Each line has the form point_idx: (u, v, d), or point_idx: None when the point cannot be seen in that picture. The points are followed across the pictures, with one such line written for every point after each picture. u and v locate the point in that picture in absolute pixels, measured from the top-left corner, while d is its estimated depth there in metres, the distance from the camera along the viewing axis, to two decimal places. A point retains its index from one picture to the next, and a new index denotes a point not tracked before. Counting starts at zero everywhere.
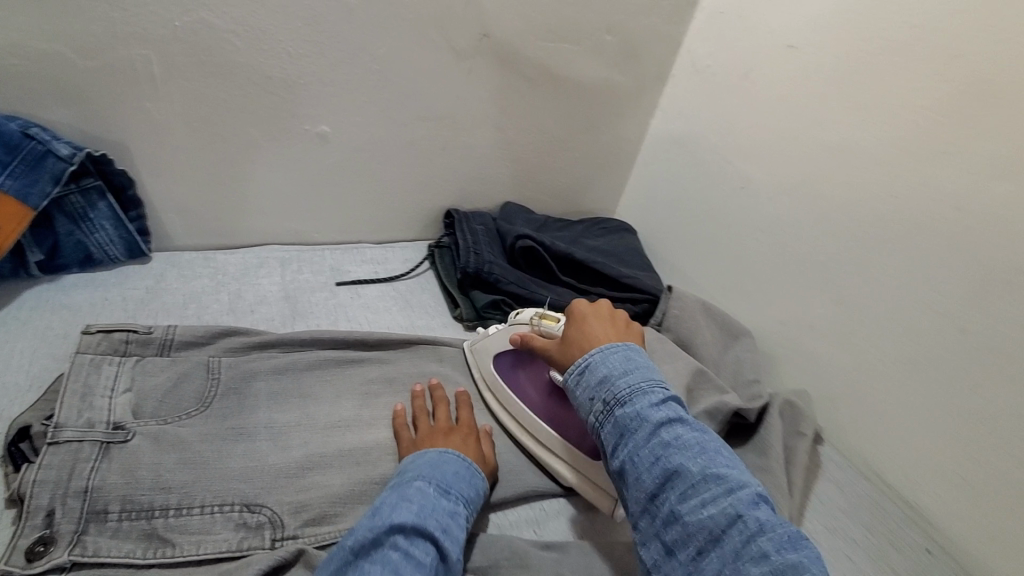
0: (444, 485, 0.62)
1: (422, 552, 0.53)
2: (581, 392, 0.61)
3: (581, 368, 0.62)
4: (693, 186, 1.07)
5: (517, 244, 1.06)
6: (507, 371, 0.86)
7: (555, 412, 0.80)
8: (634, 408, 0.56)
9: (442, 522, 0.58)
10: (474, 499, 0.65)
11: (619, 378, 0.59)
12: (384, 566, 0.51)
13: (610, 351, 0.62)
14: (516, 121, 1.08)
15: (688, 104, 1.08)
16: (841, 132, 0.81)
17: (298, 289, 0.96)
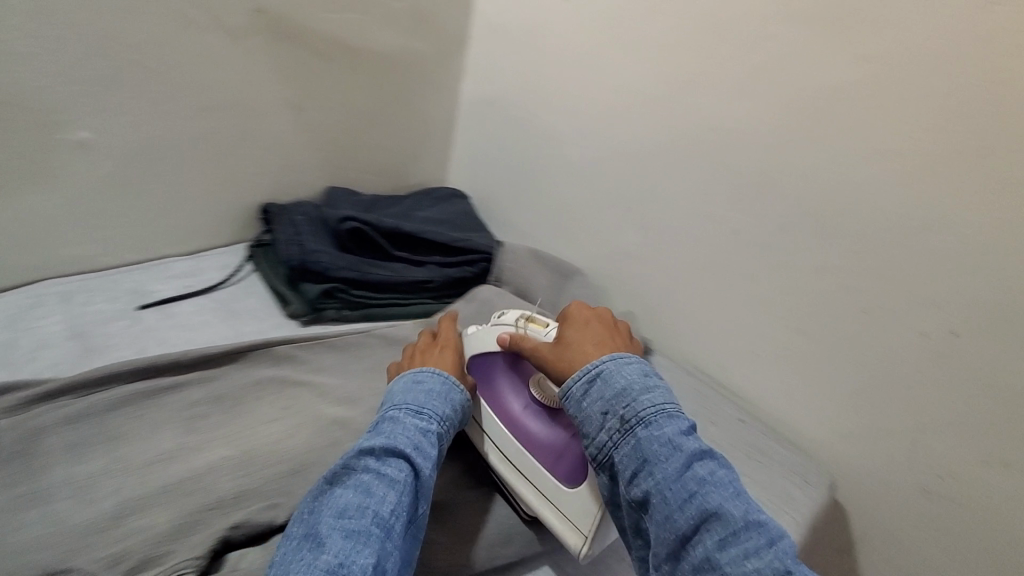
0: (416, 406, 0.59)
1: (393, 469, 0.52)
2: (594, 404, 0.55)
3: (591, 376, 0.56)
4: (519, 145, 1.04)
5: (342, 224, 0.84)
6: (492, 380, 0.70)
7: (537, 435, 0.64)
8: (658, 430, 0.51)
9: (413, 440, 0.55)
10: (451, 415, 0.61)
11: (640, 397, 0.54)
12: (353, 491, 0.50)
13: (625, 361, 0.57)
14: (317, 101, 0.95)
15: (492, 63, 1.05)
16: (623, 78, 0.87)
17: (89, 325, 0.73)
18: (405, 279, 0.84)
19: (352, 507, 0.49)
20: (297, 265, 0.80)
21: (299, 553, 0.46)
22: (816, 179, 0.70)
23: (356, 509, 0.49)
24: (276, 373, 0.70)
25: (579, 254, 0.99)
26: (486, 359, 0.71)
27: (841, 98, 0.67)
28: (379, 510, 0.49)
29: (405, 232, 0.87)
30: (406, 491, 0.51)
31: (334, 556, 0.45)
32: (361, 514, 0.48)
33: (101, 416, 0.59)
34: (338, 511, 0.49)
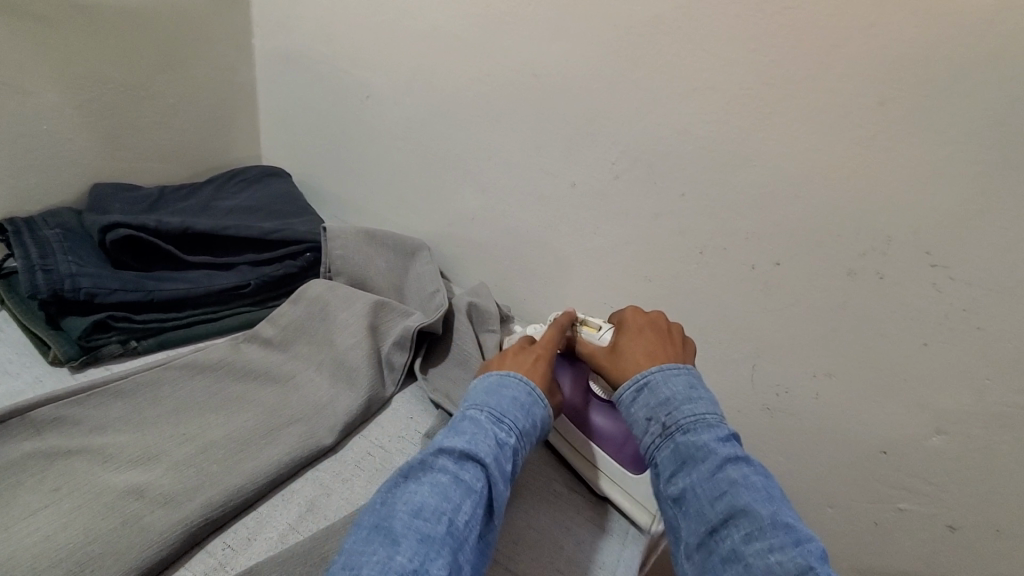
0: (497, 413, 0.51)
1: (471, 475, 0.44)
2: (639, 410, 0.52)
3: (638, 384, 0.53)
4: (334, 107, 0.90)
5: (107, 233, 0.66)
6: None
7: (602, 427, 0.64)
8: (698, 437, 0.47)
9: (494, 448, 0.47)
10: (533, 431, 0.52)
11: (684, 406, 0.49)
12: (431, 490, 0.42)
13: (674, 370, 0.52)
14: (48, 76, 0.72)
15: (281, 10, 0.88)
16: (430, 20, 0.76)
17: None
18: (211, 289, 0.70)
19: (428, 509, 0.41)
20: (47, 297, 0.61)
21: (364, 551, 0.39)
22: (640, 123, 0.67)
23: (433, 512, 0.41)
24: (36, 446, 0.54)
25: (422, 226, 0.90)
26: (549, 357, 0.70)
27: (654, 34, 0.63)
28: (455, 519, 0.41)
29: (200, 232, 0.71)
30: (483, 504, 0.44)
31: (408, 561, 0.38)
32: (438, 519, 0.40)
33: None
34: (413, 510, 0.41)
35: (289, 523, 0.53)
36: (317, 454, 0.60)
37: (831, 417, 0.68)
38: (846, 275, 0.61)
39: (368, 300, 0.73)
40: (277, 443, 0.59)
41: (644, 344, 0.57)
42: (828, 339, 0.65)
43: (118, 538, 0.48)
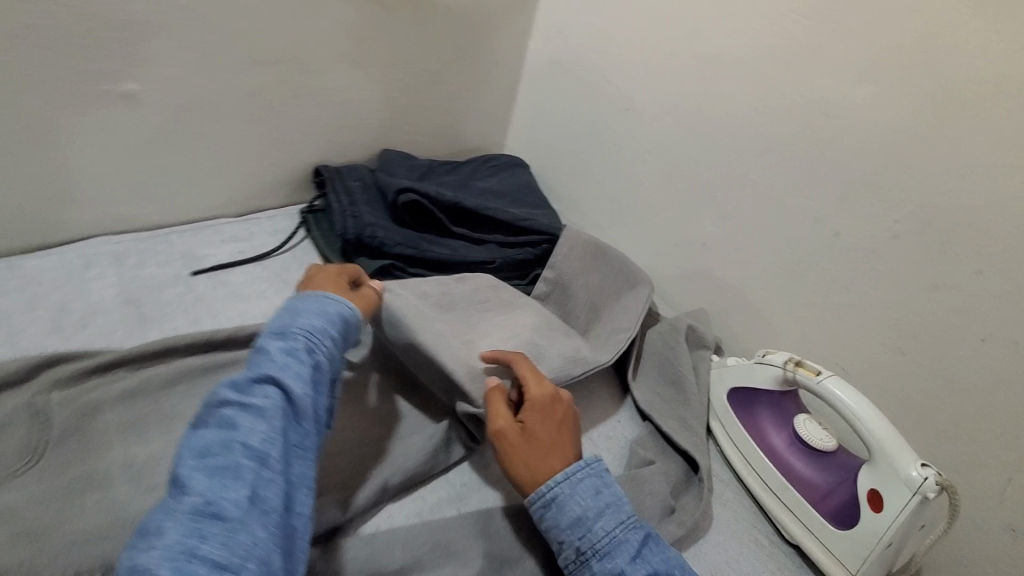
0: (279, 328, 0.48)
1: (259, 396, 0.42)
2: (550, 531, 0.49)
3: (546, 501, 0.49)
4: (588, 113, 0.95)
5: (399, 195, 0.79)
6: (759, 408, 0.66)
7: (804, 474, 0.60)
8: (614, 562, 0.46)
9: (279, 360, 0.45)
10: (325, 329, 0.49)
11: (593, 527, 0.47)
12: (216, 427, 0.40)
13: (579, 478, 0.49)
14: (376, 56, 0.86)
15: (564, 18, 0.94)
16: (717, 44, 0.77)
17: (140, 289, 0.69)
18: (464, 260, 0.79)
19: (214, 444, 0.39)
20: (352, 239, 0.76)
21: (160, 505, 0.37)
22: (944, 186, 0.61)
23: (220, 444, 0.39)
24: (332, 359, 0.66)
25: (645, 239, 0.92)
26: (750, 390, 0.67)
27: (995, 94, 0.57)
28: (248, 441, 0.39)
29: (465, 208, 0.81)
30: (278, 417, 0.42)
31: (202, 496, 0.36)
32: (225, 449, 0.39)
33: (153, 395, 0.57)
34: (198, 452, 0.39)
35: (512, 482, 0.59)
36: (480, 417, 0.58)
37: None
38: None
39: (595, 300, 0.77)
40: None
41: (562, 432, 0.53)
42: None
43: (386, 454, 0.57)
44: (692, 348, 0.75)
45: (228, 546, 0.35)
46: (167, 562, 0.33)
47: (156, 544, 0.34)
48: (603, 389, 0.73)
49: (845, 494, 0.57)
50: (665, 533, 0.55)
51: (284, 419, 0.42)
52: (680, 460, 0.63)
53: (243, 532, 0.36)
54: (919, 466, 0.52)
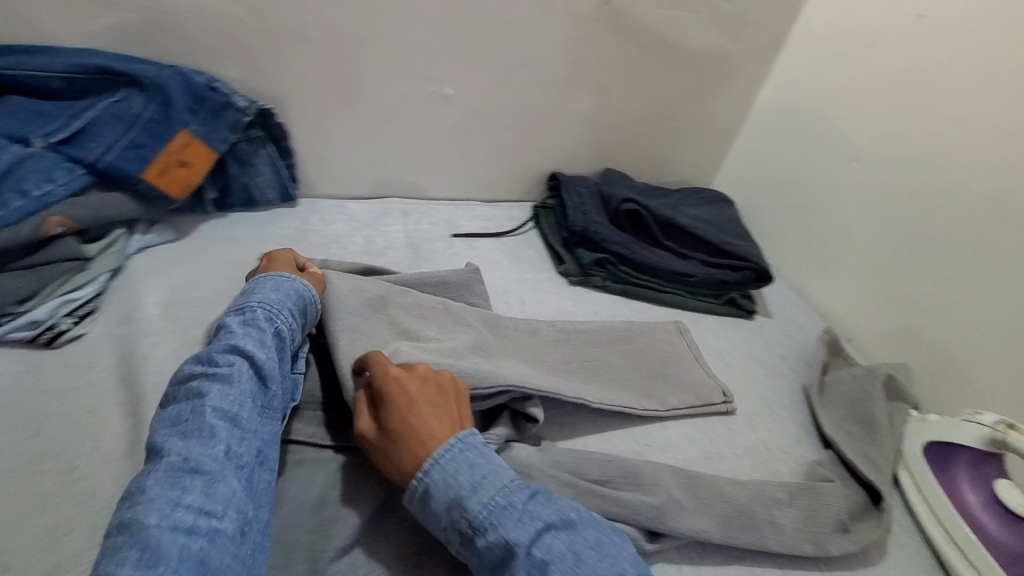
0: (238, 308, 0.56)
1: (225, 365, 0.50)
2: (433, 525, 0.47)
3: (418, 496, 0.47)
4: (810, 161, 0.99)
5: (622, 203, 0.92)
6: (952, 461, 0.65)
7: (997, 535, 0.59)
8: (498, 533, 0.44)
9: (240, 335, 0.53)
10: (278, 306, 0.57)
11: (464, 504, 0.45)
12: (186, 398, 0.48)
13: (436, 462, 0.47)
14: (625, 88, 1.02)
15: (802, 74, 1.01)
16: (971, 107, 0.77)
17: (419, 238, 0.92)
18: (667, 268, 0.89)
19: (185, 411, 0.47)
20: (577, 232, 0.90)
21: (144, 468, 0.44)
22: None
23: (189, 411, 0.47)
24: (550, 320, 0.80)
25: (853, 289, 0.93)
26: (948, 444, 0.65)
27: None
28: (215, 404, 0.47)
29: (677, 224, 0.91)
30: (241, 381, 0.49)
31: (177, 455, 0.43)
32: (194, 412, 0.46)
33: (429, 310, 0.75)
34: (171, 420, 0.46)
35: (690, 456, 0.66)
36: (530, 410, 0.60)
37: None
38: None
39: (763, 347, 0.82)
40: (692, 398, 0.72)
41: (431, 419, 0.50)
42: None
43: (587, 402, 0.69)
44: (889, 397, 0.74)
45: (209, 494, 0.42)
46: (154, 511, 0.40)
47: (142, 500, 0.40)
48: (786, 411, 0.76)
49: None
50: (836, 543, 0.58)
51: (250, 384, 0.50)
52: (860, 490, 0.64)
53: (221, 482, 0.43)
54: None
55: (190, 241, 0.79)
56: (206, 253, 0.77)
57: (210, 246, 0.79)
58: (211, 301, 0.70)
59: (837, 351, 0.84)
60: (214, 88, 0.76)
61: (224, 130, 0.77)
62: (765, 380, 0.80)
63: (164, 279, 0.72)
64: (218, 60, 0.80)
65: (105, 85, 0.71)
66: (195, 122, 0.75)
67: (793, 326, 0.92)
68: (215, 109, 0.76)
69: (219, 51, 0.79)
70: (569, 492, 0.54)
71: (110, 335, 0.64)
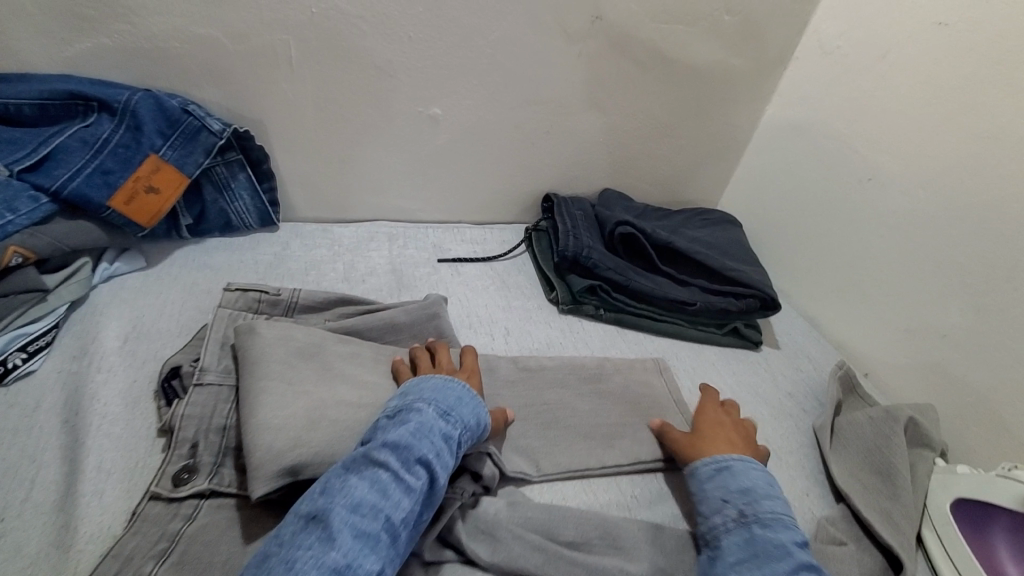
0: (443, 408, 0.54)
1: (412, 474, 0.47)
2: (712, 488, 0.55)
3: (720, 466, 0.56)
4: (823, 181, 0.92)
5: (618, 227, 0.86)
6: (988, 522, 0.57)
7: None
8: (774, 533, 0.49)
9: (436, 445, 0.50)
10: (473, 428, 0.55)
11: (761, 500, 0.53)
12: (370, 486, 0.45)
13: (754, 466, 0.56)
14: (623, 106, 0.97)
15: (813, 88, 0.95)
16: (1001, 122, 0.70)
17: (403, 263, 0.88)
18: (665, 296, 0.82)
19: (365, 504, 0.44)
20: (569, 256, 0.84)
21: (300, 542, 0.41)
22: None
23: (369, 509, 0.44)
24: (533, 354, 0.75)
25: (870, 319, 0.85)
26: (983, 502, 0.58)
27: None
28: (391, 516, 0.44)
29: (675, 249, 0.85)
30: (419, 501, 0.47)
31: (344, 556, 0.41)
32: (374, 515, 0.44)
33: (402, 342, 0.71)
34: (351, 504, 0.44)
35: (682, 511, 0.60)
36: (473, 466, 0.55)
37: None
38: None
39: (761, 383, 0.79)
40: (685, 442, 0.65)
41: (718, 436, 0.62)
42: None
43: (569, 446, 0.63)
44: (910, 444, 0.67)
45: None
46: None
47: None
48: (793, 456, 0.69)
49: None
50: None
51: (422, 504, 0.47)
52: (878, 555, 0.57)
53: None
54: None
55: (162, 270, 0.76)
56: (176, 282, 0.74)
57: (181, 275, 0.76)
58: (174, 335, 0.67)
59: (851, 389, 0.77)
60: (187, 111, 0.74)
61: (197, 154, 0.74)
62: (770, 421, 0.73)
63: (127, 310, 0.69)
64: (192, 84, 0.77)
65: (76, 110, 0.69)
66: (166, 147, 0.72)
67: (804, 358, 0.85)
68: (188, 133, 0.73)
69: (194, 74, 0.76)
70: (539, 556, 0.49)
71: (61, 371, 0.60)
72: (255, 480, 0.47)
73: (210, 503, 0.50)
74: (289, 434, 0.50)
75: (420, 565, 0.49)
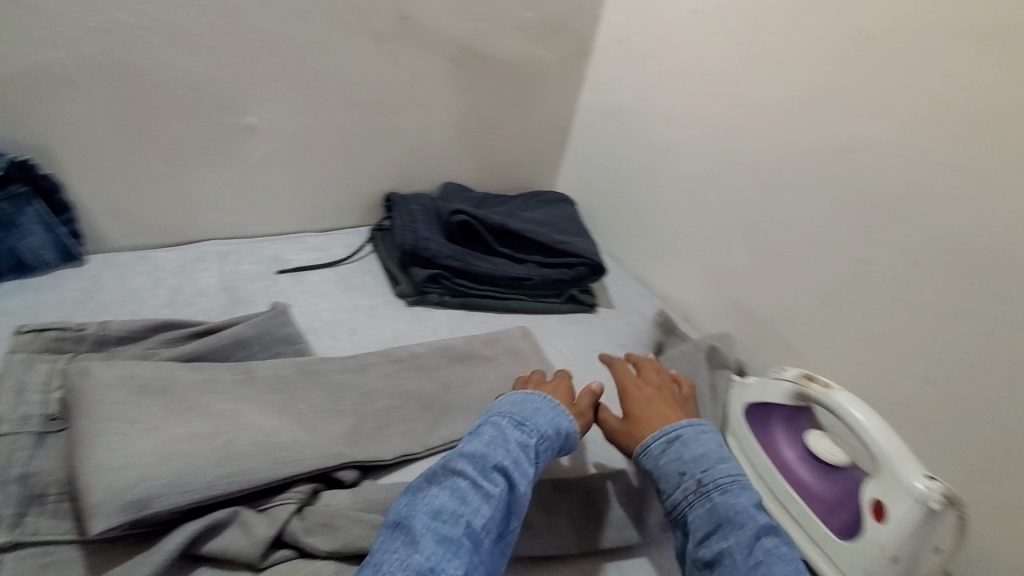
0: (520, 418, 0.55)
1: (490, 481, 0.49)
2: (669, 462, 0.57)
3: (670, 437, 0.58)
4: (632, 155, 1.04)
5: (454, 216, 0.89)
6: (773, 420, 0.68)
7: (813, 485, 0.62)
8: (735, 498, 0.53)
9: (515, 452, 0.52)
10: (554, 438, 0.56)
11: (716, 465, 0.56)
12: (450, 495, 0.47)
13: (702, 430, 0.59)
14: (447, 102, 1.01)
15: (612, 74, 1.06)
16: (746, 89, 0.84)
17: (236, 280, 0.84)
18: (505, 275, 0.88)
19: (447, 511, 0.46)
20: (408, 250, 0.86)
21: (390, 544, 0.44)
22: (968, 213, 0.63)
23: (451, 515, 0.46)
24: (379, 348, 0.76)
25: (683, 270, 0.97)
26: (768, 405, 0.69)
27: (1008, 121, 0.60)
28: (472, 522, 0.46)
29: (510, 230, 0.91)
30: (499, 508, 0.48)
31: (426, 560, 0.43)
32: (456, 521, 0.46)
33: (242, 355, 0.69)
34: (432, 512, 0.46)
35: None
36: (337, 475, 0.57)
37: None
38: None
39: (596, 340, 0.87)
40: None
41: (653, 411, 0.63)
42: None
43: (413, 427, 0.65)
44: (715, 368, 0.77)
45: None
46: None
47: None
48: None
49: (851, 506, 0.59)
50: None
51: (501, 513, 0.49)
52: None
53: None
54: (926, 480, 0.54)
55: None
56: None
57: None
58: None
59: (671, 332, 0.87)
60: None
61: None
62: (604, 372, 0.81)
63: None
64: None
65: None
66: None
67: (634, 313, 0.95)
68: None
69: None
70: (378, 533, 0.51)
71: None
72: (93, 517, 0.46)
73: (12, 558, 0.46)
74: (137, 470, 0.49)
75: (257, 570, 0.49)
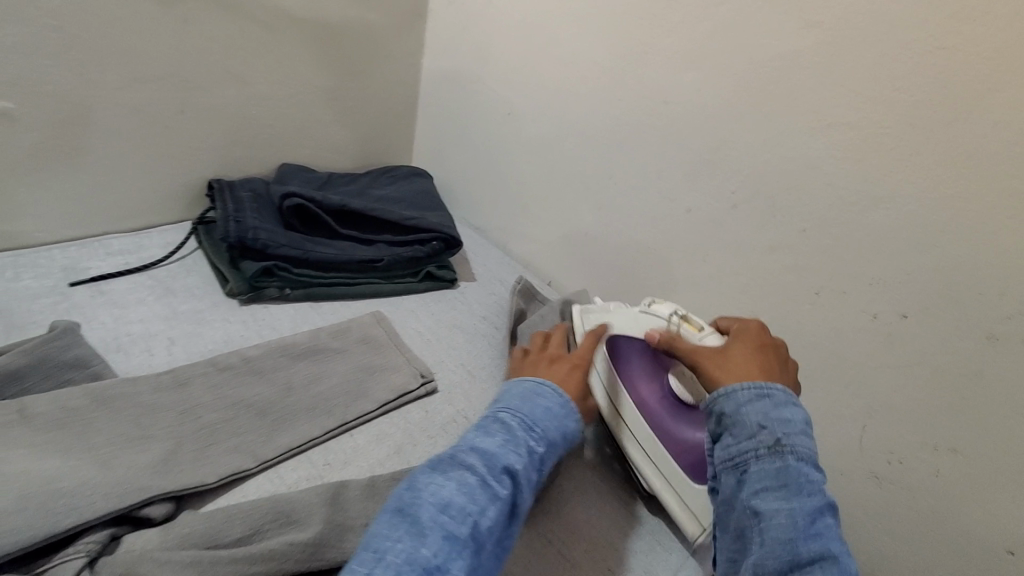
0: (528, 421, 0.52)
1: (499, 483, 0.46)
2: (751, 413, 0.48)
3: (760, 391, 0.49)
4: (480, 122, 1.00)
5: (285, 200, 0.80)
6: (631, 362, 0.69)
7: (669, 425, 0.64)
8: (809, 471, 0.44)
9: (524, 456, 0.49)
10: (559, 447, 0.53)
11: (802, 434, 0.46)
12: (459, 489, 0.44)
13: (796, 398, 0.49)
14: (267, 73, 0.90)
15: (450, 37, 1.01)
16: (575, 47, 0.84)
17: (10, 300, 0.69)
18: (353, 258, 0.81)
19: (455, 506, 0.43)
20: (234, 242, 0.76)
21: (390, 531, 0.41)
22: (769, 156, 0.67)
23: (459, 511, 0.43)
24: (204, 357, 0.67)
25: (540, 235, 0.97)
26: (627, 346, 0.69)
27: (793, 68, 0.64)
28: (479, 521, 0.43)
29: (352, 210, 0.84)
30: (503, 513, 0.46)
31: (425, 551, 0.40)
32: (462, 519, 0.43)
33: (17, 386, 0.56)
34: (441, 504, 0.43)
35: (377, 459, 0.60)
36: (143, 513, 0.49)
37: (946, 497, 0.62)
38: (986, 340, 0.57)
39: (457, 317, 0.84)
40: (381, 392, 0.67)
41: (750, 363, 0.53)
42: (949, 410, 0.60)
43: (245, 440, 0.58)
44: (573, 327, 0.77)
45: None
46: None
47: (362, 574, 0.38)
48: (486, 372, 0.75)
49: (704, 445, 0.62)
50: None
51: (506, 519, 0.46)
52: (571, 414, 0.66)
53: None
54: None
55: None
56: None
57: None
58: None
59: (532, 298, 0.87)
60: None
61: None
62: (465, 347, 0.79)
63: None
64: None
65: None
66: None
67: (497, 284, 0.94)
68: None
69: None
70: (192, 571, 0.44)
71: None
72: None
73: None
74: None
75: None
